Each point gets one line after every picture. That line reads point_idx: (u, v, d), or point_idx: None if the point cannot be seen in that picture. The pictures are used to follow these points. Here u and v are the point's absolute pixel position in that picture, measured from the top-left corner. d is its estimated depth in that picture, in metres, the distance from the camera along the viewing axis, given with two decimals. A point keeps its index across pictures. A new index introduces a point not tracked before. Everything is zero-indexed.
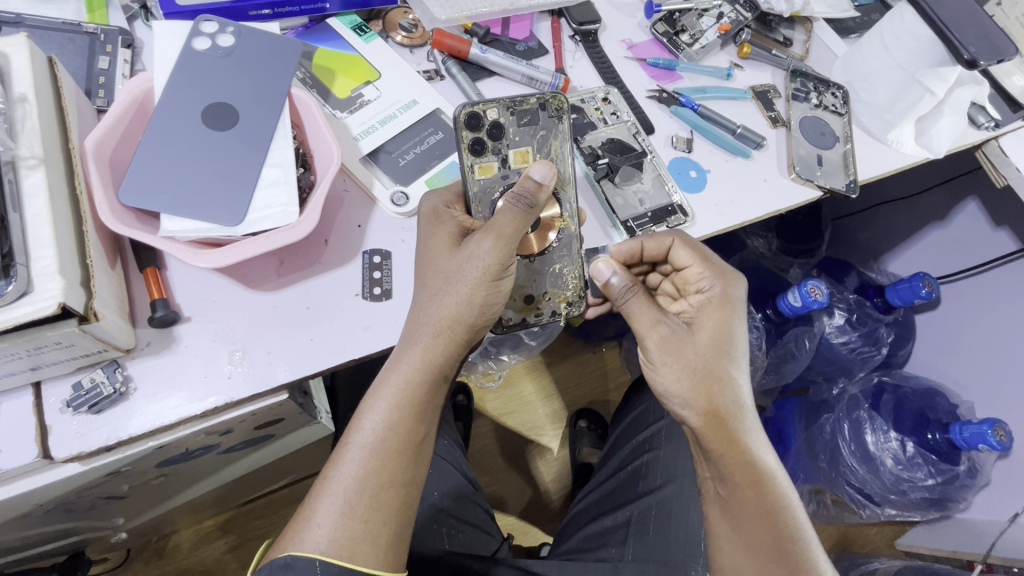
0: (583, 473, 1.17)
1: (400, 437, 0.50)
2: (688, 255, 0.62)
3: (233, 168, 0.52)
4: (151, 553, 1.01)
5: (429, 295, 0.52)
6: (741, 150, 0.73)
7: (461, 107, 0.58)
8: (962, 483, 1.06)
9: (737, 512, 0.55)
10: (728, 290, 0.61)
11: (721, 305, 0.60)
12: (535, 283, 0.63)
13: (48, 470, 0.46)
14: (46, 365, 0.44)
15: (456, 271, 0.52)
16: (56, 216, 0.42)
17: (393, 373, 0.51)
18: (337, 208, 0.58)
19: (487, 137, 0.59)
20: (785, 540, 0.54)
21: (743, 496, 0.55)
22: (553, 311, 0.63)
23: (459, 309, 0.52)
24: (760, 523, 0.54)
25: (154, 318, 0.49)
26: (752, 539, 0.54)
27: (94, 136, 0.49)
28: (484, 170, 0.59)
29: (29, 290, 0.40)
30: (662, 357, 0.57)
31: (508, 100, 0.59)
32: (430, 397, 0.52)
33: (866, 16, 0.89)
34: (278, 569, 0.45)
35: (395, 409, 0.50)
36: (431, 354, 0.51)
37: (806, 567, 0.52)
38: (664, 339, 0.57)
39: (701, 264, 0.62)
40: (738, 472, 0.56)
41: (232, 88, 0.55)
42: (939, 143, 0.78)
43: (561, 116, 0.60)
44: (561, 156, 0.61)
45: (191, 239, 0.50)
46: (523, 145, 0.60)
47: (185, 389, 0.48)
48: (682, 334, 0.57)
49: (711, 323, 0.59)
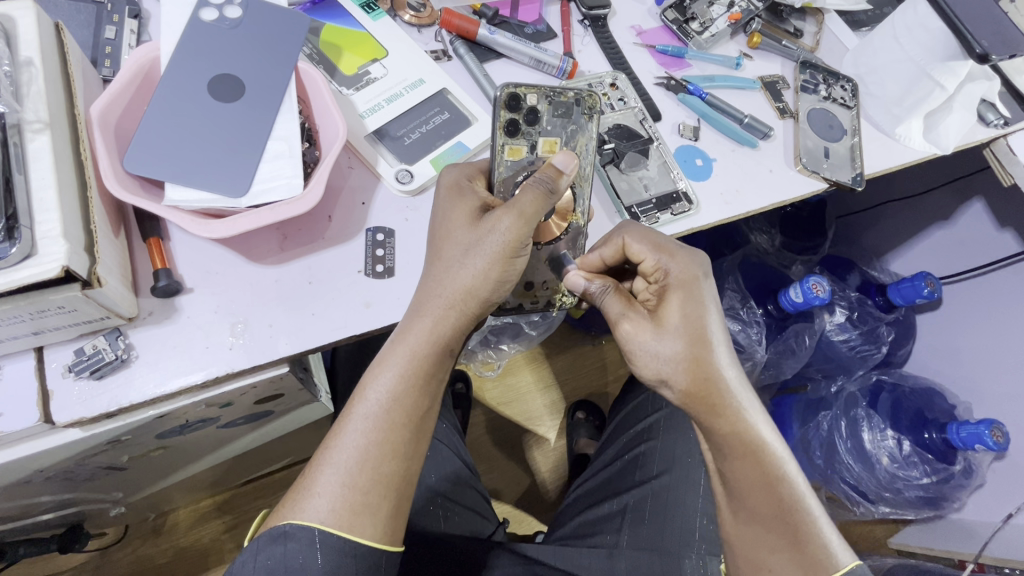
0: (581, 465, 1.15)
1: (404, 409, 0.50)
2: (640, 245, 0.59)
3: (239, 140, 0.52)
4: (149, 530, 1.02)
5: (438, 267, 0.53)
6: (748, 140, 0.73)
7: (506, 86, 0.58)
8: (957, 482, 1.06)
9: (738, 487, 0.55)
10: (686, 271, 0.58)
11: (680, 290, 0.57)
12: (536, 271, 0.63)
13: (49, 435, 0.46)
14: (49, 330, 0.44)
15: (475, 243, 0.52)
16: (60, 179, 0.42)
17: (400, 344, 0.51)
18: (341, 184, 0.58)
19: (523, 120, 0.59)
20: (786, 510, 0.53)
21: (737, 466, 0.55)
22: (548, 301, 0.64)
23: (473, 283, 0.52)
24: (759, 492, 0.54)
25: (157, 287, 0.49)
26: (754, 510, 0.54)
27: (100, 104, 0.49)
28: (513, 153, 0.59)
29: (33, 253, 0.40)
30: (631, 348, 0.57)
31: (548, 88, 0.60)
32: (435, 370, 0.52)
33: (878, 10, 0.89)
34: (278, 537, 0.46)
35: (399, 381, 0.50)
36: (442, 327, 0.52)
37: (806, 533, 0.52)
38: (628, 332, 0.57)
39: (655, 252, 0.59)
40: (731, 444, 0.55)
41: (239, 60, 0.55)
42: (948, 139, 0.77)
43: (593, 116, 0.61)
44: (584, 153, 0.62)
45: (195, 210, 0.50)
46: (553, 135, 0.60)
47: (186, 359, 0.49)
48: (645, 326, 0.57)
49: (675, 311, 0.57)
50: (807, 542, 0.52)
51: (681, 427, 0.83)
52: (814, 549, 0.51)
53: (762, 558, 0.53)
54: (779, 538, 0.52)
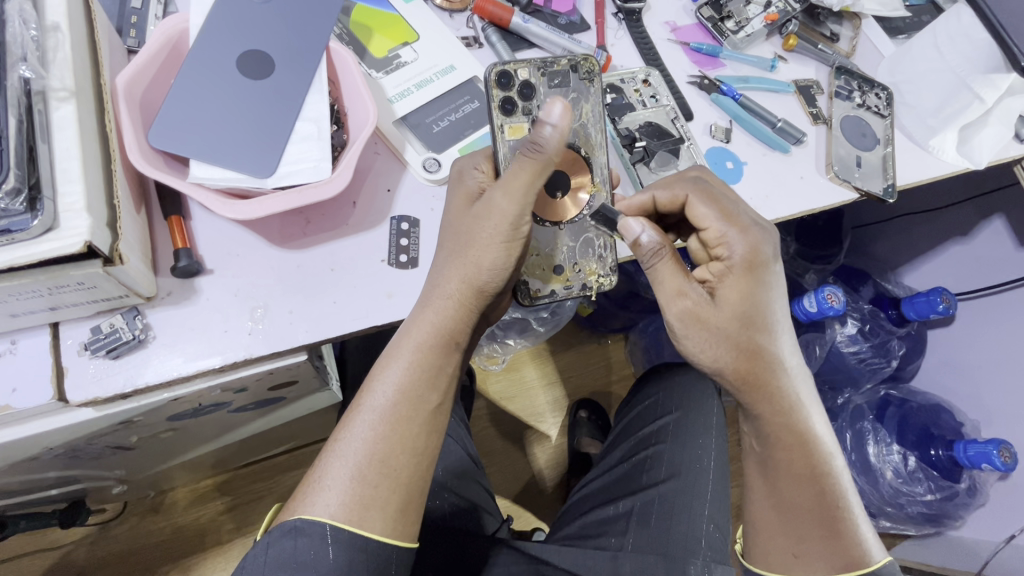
0: (581, 464, 1.15)
1: (411, 402, 0.49)
2: (709, 210, 0.55)
3: (265, 120, 0.51)
4: (148, 508, 1.01)
5: (448, 257, 0.52)
6: (780, 144, 0.71)
7: (492, 65, 0.57)
8: (960, 501, 1.05)
9: (778, 474, 0.56)
10: (755, 250, 0.54)
11: (746, 270, 0.54)
12: (565, 253, 0.61)
13: (62, 413, 0.45)
14: (67, 306, 0.43)
15: (470, 229, 0.51)
16: (85, 150, 0.41)
17: (406, 337, 0.50)
18: (367, 170, 0.57)
19: (518, 95, 0.58)
20: (827, 502, 0.55)
21: (780, 455, 0.56)
22: (582, 284, 0.61)
23: (472, 271, 0.50)
24: (800, 483, 0.55)
25: (177, 267, 0.48)
26: (789, 498, 0.56)
27: (127, 74, 0.47)
28: (514, 131, 0.57)
29: (55, 226, 0.38)
30: (685, 327, 0.54)
31: (539, 60, 0.59)
32: (441, 363, 0.51)
33: (916, 17, 0.86)
34: (288, 532, 0.45)
35: (406, 374, 0.50)
36: (445, 318, 0.50)
37: (840, 526, 0.54)
38: (685, 308, 0.53)
39: (723, 222, 0.55)
40: (779, 434, 0.56)
41: (269, 36, 0.53)
42: (982, 153, 0.74)
43: (593, 79, 0.60)
44: (591, 120, 0.61)
45: (220, 189, 0.49)
46: (553, 106, 0.59)
47: (204, 342, 0.48)
48: (704, 303, 0.53)
49: (737, 292, 0.53)
50: (840, 534, 0.54)
51: (690, 432, 0.82)
52: (847, 541, 0.54)
53: (791, 545, 0.55)
54: (809, 528, 0.54)
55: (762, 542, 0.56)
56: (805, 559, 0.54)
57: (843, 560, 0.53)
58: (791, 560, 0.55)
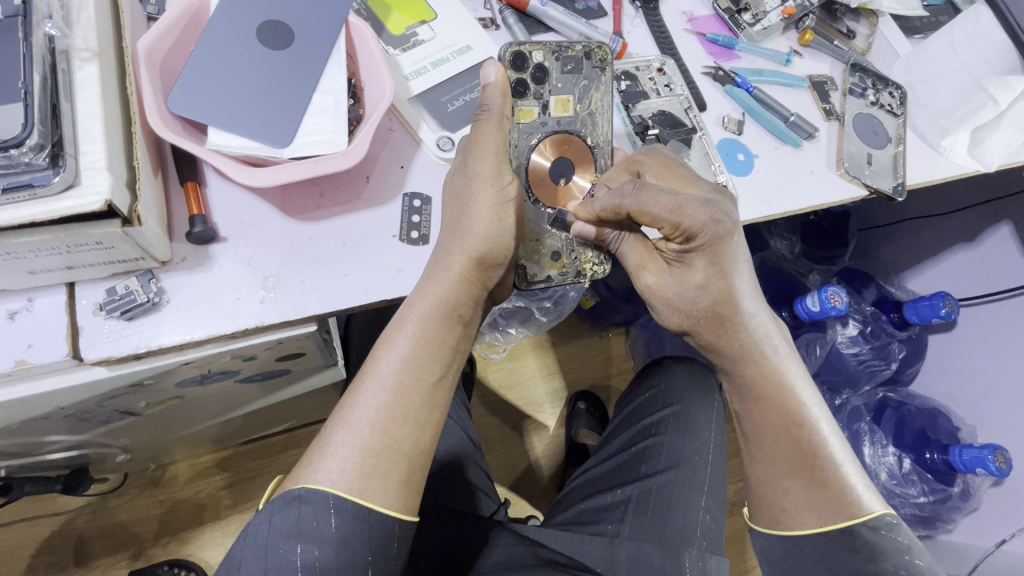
0: (577, 453, 1.17)
1: (414, 374, 0.51)
2: (654, 211, 0.53)
3: (283, 91, 0.51)
4: (148, 481, 1.03)
5: (454, 231, 0.53)
6: (792, 138, 0.71)
7: (509, 47, 0.57)
8: (953, 504, 1.05)
9: (763, 429, 0.58)
10: (713, 234, 0.54)
11: (707, 251, 0.55)
12: (563, 239, 0.61)
13: (76, 371, 0.46)
14: (83, 266, 0.44)
15: (457, 199, 0.54)
16: (106, 111, 0.42)
17: (410, 309, 0.52)
18: (381, 147, 0.57)
19: (530, 79, 0.58)
20: (810, 451, 0.55)
21: (764, 409, 0.58)
22: (577, 271, 0.61)
23: (472, 245, 0.53)
24: (784, 436, 0.57)
25: (192, 233, 0.48)
26: (775, 452, 0.57)
27: (148, 39, 0.47)
28: (524, 115, 0.59)
29: (76, 183, 0.39)
30: (654, 297, 0.62)
31: (554, 44, 0.58)
32: (444, 337, 0.53)
33: (934, 17, 0.85)
34: (292, 500, 0.46)
35: (410, 346, 0.51)
36: (449, 293, 0.52)
37: (828, 475, 0.54)
38: (649, 284, 0.61)
39: (672, 216, 0.53)
40: (753, 389, 0.59)
41: (288, 8, 0.53)
42: (992, 157, 0.74)
43: (605, 69, 0.60)
44: (601, 110, 0.61)
45: (237, 157, 0.49)
46: (565, 93, 0.59)
47: (217, 308, 0.48)
48: (668, 277, 0.60)
49: (700, 269, 0.57)
50: (829, 482, 0.54)
51: (690, 422, 0.83)
52: (838, 491, 0.53)
53: (779, 499, 0.56)
54: (798, 480, 0.55)
55: (761, 497, 0.57)
56: (793, 510, 0.55)
57: (830, 513, 0.53)
58: (781, 513, 0.55)
